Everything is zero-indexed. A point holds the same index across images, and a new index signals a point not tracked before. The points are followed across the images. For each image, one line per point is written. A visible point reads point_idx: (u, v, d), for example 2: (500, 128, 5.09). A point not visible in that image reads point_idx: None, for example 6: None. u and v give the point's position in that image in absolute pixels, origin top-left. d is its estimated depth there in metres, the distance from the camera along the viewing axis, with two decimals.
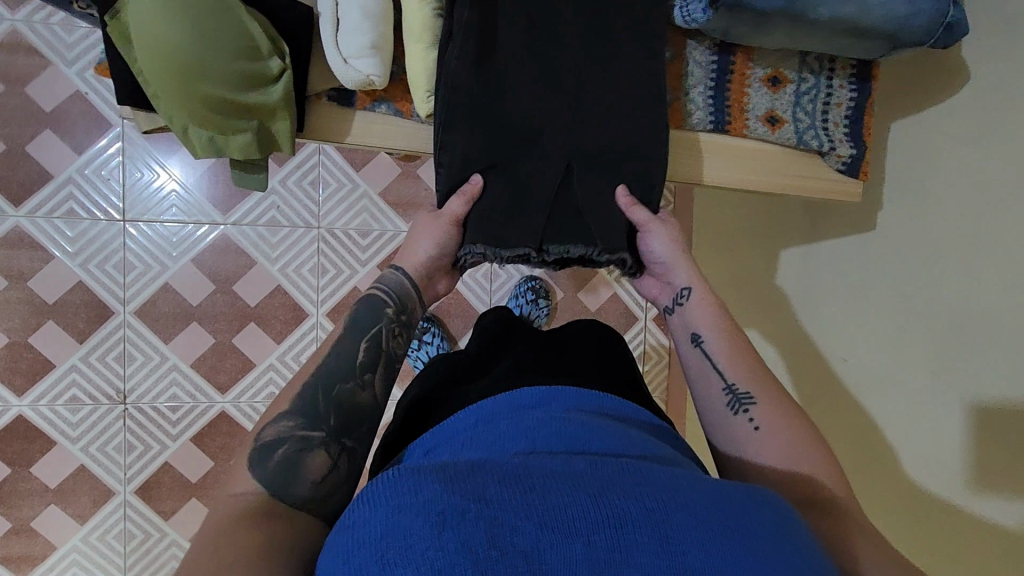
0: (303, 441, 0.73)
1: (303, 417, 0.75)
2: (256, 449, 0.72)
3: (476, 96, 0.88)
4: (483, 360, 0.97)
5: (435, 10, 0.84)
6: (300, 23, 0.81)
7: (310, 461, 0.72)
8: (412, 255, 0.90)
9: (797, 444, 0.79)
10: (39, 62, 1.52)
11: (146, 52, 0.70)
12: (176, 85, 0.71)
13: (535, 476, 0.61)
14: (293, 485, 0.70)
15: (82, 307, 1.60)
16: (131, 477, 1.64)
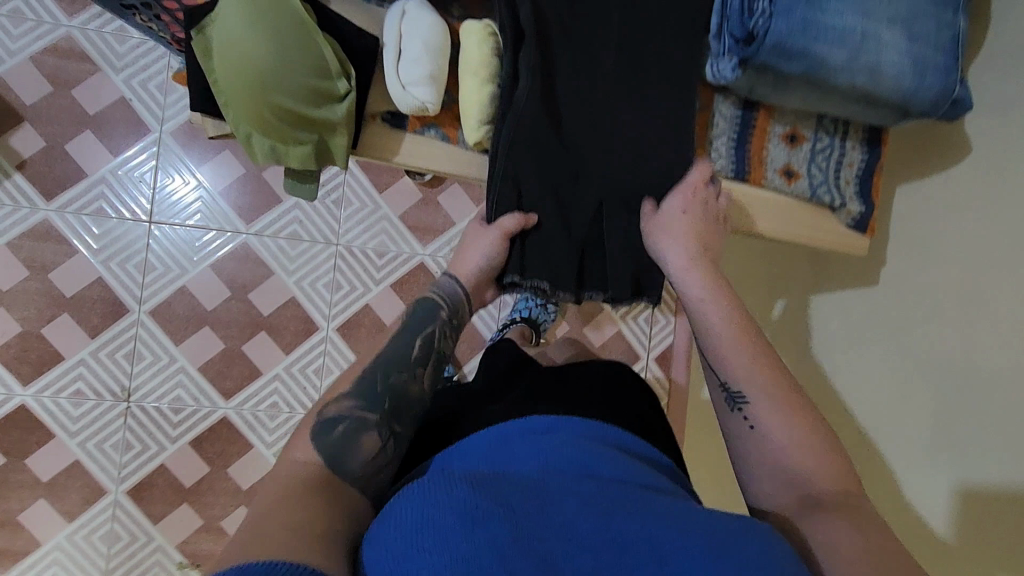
0: (360, 421, 0.78)
1: (362, 400, 0.80)
2: (319, 423, 0.77)
3: (531, 131, 0.93)
4: (501, 380, 1.01)
5: (493, 50, 0.92)
6: (369, 49, 0.87)
7: (365, 440, 0.77)
8: (465, 264, 0.96)
9: (795, 447, 0.80)
10: (89, 68, 1.60)
11: (227, 66, 0.75)
12: (250, 96, 0.77)
13: (550, 488, 0.65)
14: (347, 459, 0.75)
15: (98, 302, 1.63)
16: (124, 477, 1.63)
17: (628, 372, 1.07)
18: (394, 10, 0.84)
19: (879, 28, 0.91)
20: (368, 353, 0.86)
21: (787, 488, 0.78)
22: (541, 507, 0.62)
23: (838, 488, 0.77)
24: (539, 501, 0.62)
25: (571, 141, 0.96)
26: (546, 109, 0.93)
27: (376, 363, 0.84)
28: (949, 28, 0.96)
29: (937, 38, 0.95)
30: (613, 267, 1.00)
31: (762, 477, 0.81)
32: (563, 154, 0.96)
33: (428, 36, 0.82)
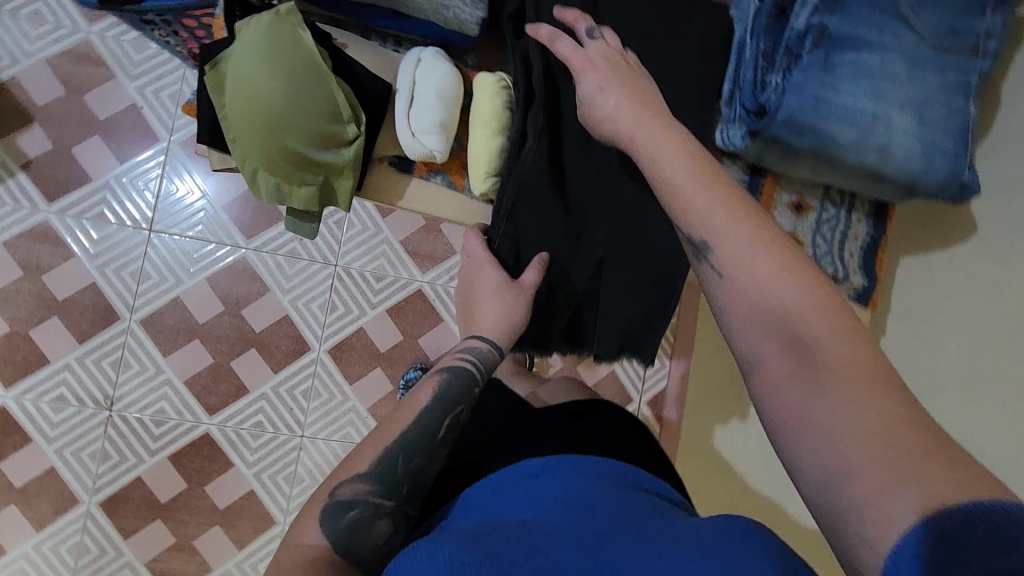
0: (374, 506, 0.76)
1: (377, 485, 0.78)
2: (332, 505, 0.76)
3: (532, 184, 0.93)
4: (507, 427, 0.99)
5: (506, 103, 0.94)
6: (380, 94, 0.91)
7: (379, 526, 0.76)
8: (494, 321, 0.91)
9: (766, 279, 0.72)
10: (104, 74, 1.60)
11: (243, 102, 0.85)
12: (262, 131, 0.85)
13: (539, 541, 0.64)
14: (360, 542, 0.74)
15: (89, 308, 1.61)
16: (99, 488, 1.59)
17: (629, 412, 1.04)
18: (410, 56, 0.90)
19: (890, 110, 0.93)
20: (389, 429, 0.83)
21: (769, 329, 0.71)
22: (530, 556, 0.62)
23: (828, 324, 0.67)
24: (526, 552, 0.62)
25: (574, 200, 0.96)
26: (550, 169, 0.94)
27: (400, 440, 0.82)
28: (960, 112, 0.98)
29: (946, 123, 0.97)
30: (609, 325, 0.99)
31: (745, 327, 0.73)
32: (565, 212, 0.95)
33: (441, 86, 0.88)
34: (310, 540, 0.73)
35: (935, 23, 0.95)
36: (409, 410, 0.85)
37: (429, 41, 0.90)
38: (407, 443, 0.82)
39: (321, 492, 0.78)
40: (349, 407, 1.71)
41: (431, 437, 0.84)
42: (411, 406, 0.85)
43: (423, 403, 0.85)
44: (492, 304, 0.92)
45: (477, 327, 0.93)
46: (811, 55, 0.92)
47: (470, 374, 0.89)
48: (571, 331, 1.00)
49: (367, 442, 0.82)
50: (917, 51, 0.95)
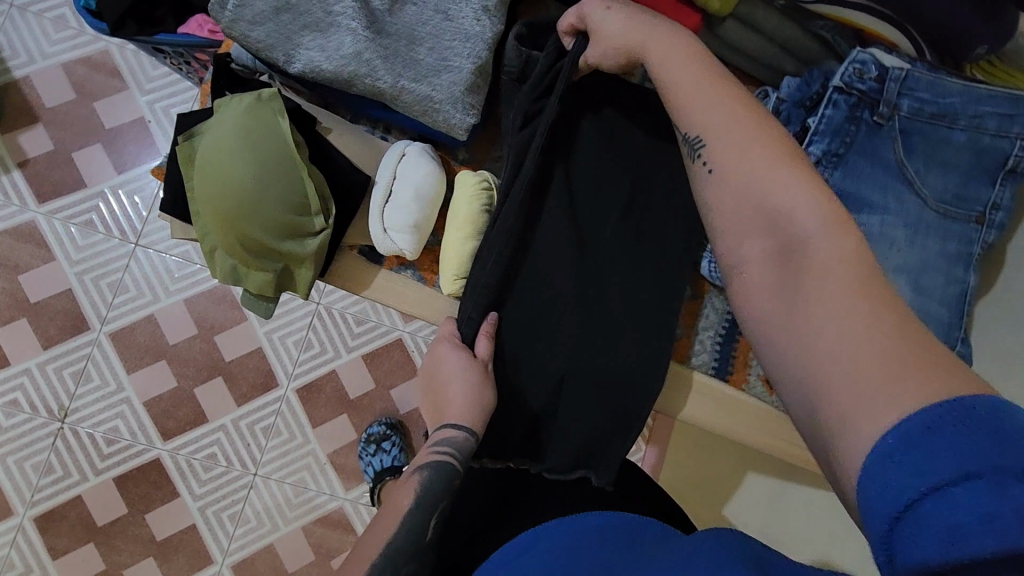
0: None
1: None
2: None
3: (497, 279, 0.78)
4: (490, 504, 0.81)
5: (484, 209, 0.81)
6: (359, 184, 0.76)
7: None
8: (461, 404, 0.74)
9: (775, 182, 0.56)
10: (117, 85, 1.57)
11: (203, 178, 0.70)
12: (217, 215, 0.71)
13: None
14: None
15: (59, 314, 1.54)
16: (36, 502, 1.52)
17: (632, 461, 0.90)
18: (394, 149, 0.76)
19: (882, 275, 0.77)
20: (370, 546, 0.66)
21: (759, 230, 0.57)
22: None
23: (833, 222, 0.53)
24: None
25: (538, 310, 0.82)
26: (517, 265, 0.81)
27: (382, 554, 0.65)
28: (958, 284, 0.79)
29: (943, 294, 0.79)
30: (568, 449, 0.83)
31: (732, 226, 0.60)
32: (523, 320, 0.81)
33: (422, 183, 0.73)
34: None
35: (947, 187, 0.78)
36: (391, 516, 0.68)
37: (416, 137, 0.79)
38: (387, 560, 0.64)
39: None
40: (309, 450, 1.57)
41: (420, 543, 0.67)
42: (396, 512, 0.68)
43: (406, 507, 0.69)
44: (467, 391, 0.74)
45: (446, 414, 0.74)
46: None
47: (457, 470, 0.72)
48: (524, 448, 0.83)
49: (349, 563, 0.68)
50: (921, 216, 0.78)
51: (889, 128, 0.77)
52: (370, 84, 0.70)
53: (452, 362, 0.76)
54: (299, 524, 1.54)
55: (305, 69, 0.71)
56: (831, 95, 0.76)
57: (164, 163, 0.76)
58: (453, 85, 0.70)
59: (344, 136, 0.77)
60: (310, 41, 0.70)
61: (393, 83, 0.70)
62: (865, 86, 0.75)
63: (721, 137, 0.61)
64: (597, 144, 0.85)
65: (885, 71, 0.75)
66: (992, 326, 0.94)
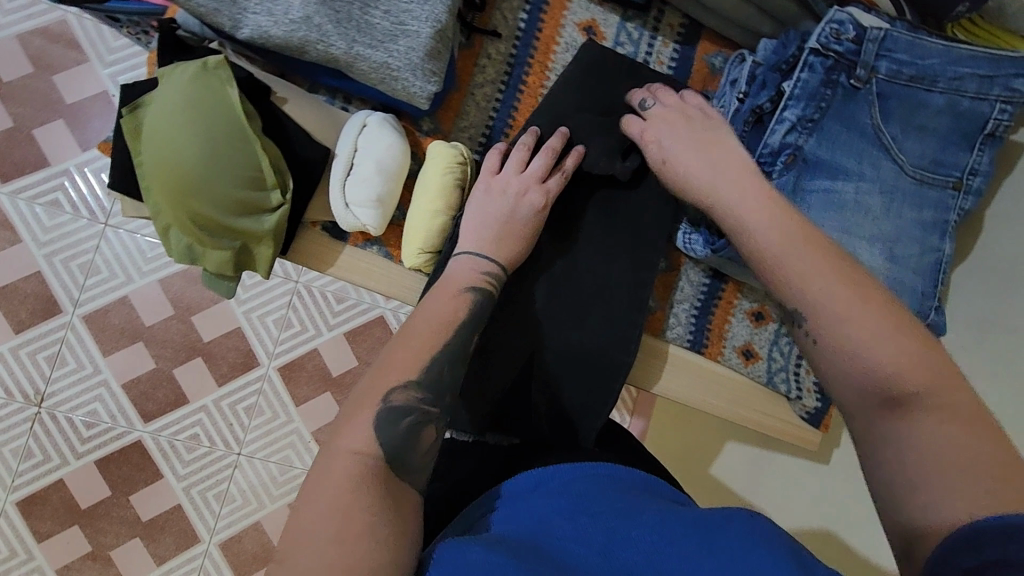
0: (425, 415, 0.61)
1: (426, 390, 0.62)
2: (386, 411, 0.59)
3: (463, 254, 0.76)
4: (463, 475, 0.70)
5: (456, 181, 0.74)
6: (317, 160, 0.72)
7: (430, 438, 0.61)
8: (493, 228, 0.72)
9: (878, 349, 0.58)
10: (75, 57, 1.47)
11: (150, 151, 0.66)
12: (167, 191, 0.66)
13: (545, 543, 0.51)
14: (414, 455, 0.59)
15: (30, 297, 1.49)
16: (18, 486, 1.49)
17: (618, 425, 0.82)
18: (355, 120, 0.72)
19: (857, 245, 0.74)
20: (424, 340, 0.65)
21: (871, 397, 0.58)
22: (496, 547, 0.49)
23: (932, 381, 0.55)
24: (515, 548, 0.50)
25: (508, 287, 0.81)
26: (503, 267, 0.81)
27: (439, 353, 0.64)
28: (934, 251, 0.77)
29: (918, 262, 0.76)
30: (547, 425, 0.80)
31: (849, 396, 0.59)
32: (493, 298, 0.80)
33: (384, 156, 0.70)
34: (357, 445, 0.57)
35: (923, 152, 0.76)
36: (427, 323, 0.66)
37: (377, 109, 0.75)
38: (435, 370, 0.63)
39: (368, 397, 0.60)
40: (293, 428, 1.55)
41: (461, 354, 0.66)
42: (450, 321, 0.66)
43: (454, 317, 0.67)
44: (501, 224, 0.72)
45: (470, 241, 0.72)
46: (780, 177, 0.76)
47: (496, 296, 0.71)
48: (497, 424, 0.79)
49: (395, 345, 0.64)
50: (897, 183, 0.76)
51: (866, 92, 0.75)
52: (322, 51, 0.66)
53: (508, 194, 0.73)
54: (283, 503, 1.53)
55: (252, 34, 0.66)
56: (807, 58, 0.74)
57: (112, 139, 0.71)
58: (411, 51, 0.68)
59: (300, 106, 0.73)
60: (255, 4, 0.66)
61: (347, 49, 0.66)
62: (841, 47, 0.73)
63: (818, 297, 0.63)
64: (570, 104, 0.81)
65: (862, 31, 0.73)
66: (973, 291, 0.93)
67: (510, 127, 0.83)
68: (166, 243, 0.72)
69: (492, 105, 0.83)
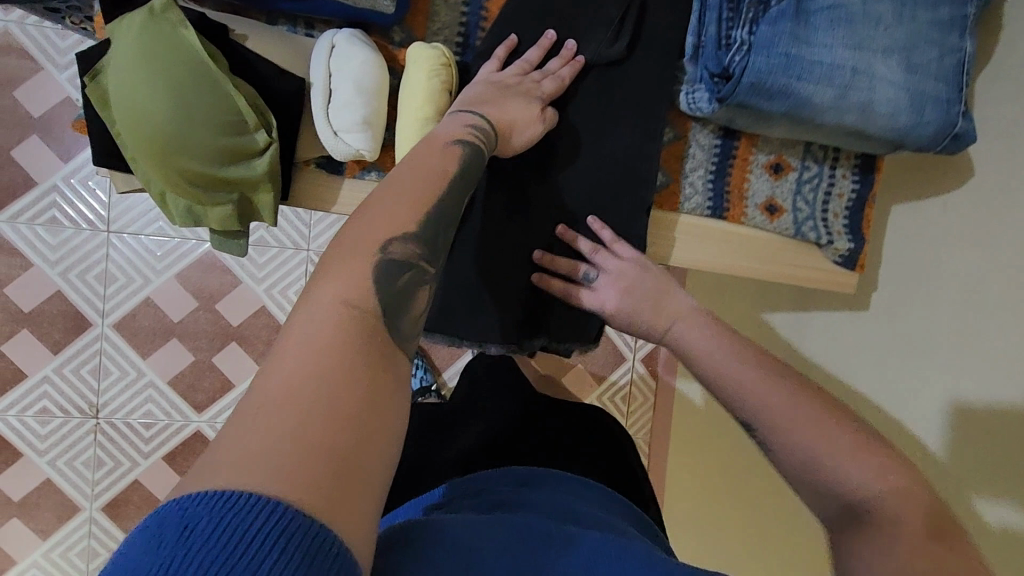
0: (421, 273, 0.51)
1: (425, 249, 0.52)
2: (385, 264, 0.48)
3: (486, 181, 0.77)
4: (455, 439, 0.79)
5: (445, 84, 0.70)
6: (292, 93, 0.69)
7: (424, 302, 0.51)
8: (496, 112, 0.67)
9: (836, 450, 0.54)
10: (30, 67, 1.42)
11: (122, 114, 0.63)
12: (150, 152, 0.63)
13: (528, 526, 0.49)
14: (406, 321, 0.48)
15: (58, 317, 1.50)
16: (98, 493, 1.54)
17: (599, 419, 0.86)
18: (322, 42, 0.68)
19: (873, 61, 0.69)
20: (420, 187, 0.54)
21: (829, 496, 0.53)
22: (459, 546, 0.44)
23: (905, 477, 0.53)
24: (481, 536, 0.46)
25: (498, 174, 0.77)
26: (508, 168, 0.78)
27: (435, 210, 0.54)
28: (954, 53, 0.72)
29: (938, 68, 0.71)
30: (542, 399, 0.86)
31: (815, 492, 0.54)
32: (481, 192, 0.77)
33: (361, 75, 0.67)
34: (348, 293, 0.45)
35: None
36: (421, 176, 0.55)
37: (342, 27, 0.71)
38: (433, 227, 0.53)
39: (360, 248, 0.48)
40: None
41: (453, 216, 0.55)
42: (441, 175, 0.57)
43: (452, 171, 0.58)
44: (497, 106, 0.68)
45: (463, 110, 0.65)
46: (781, 3, 0.69)
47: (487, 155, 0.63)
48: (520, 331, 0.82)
49: (381, 195, 0.52)
50: None
51: None
52: None
53: (511, 89, 0.70)
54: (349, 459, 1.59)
55: None
56: None
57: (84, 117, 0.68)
58: None
59: (262, 40, 0.68)
60: None
61: None
62: None
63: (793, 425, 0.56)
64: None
65: None
66: (996, 99, 0.89)
67: (485, 20, 0.77)
68: (166, 210, 0.71)
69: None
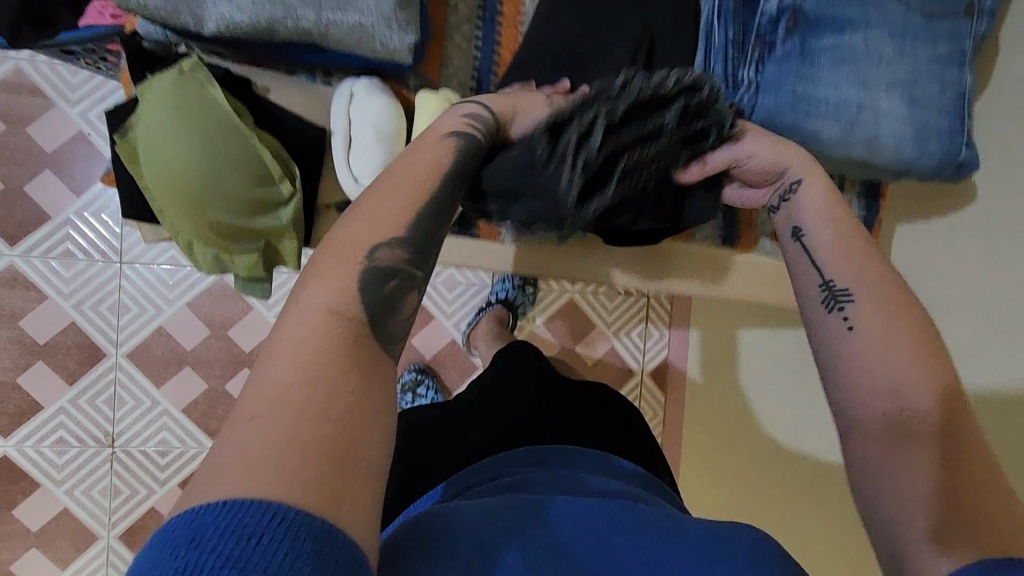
0: (408, 276, 0.53)
1: (410, 249, 0.54)
2: (371, 269, 0.50)
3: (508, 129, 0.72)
4: (466, 428, 0.79)
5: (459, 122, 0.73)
6: (314, 139, 0.72)
7: (413, 303, 0.53)
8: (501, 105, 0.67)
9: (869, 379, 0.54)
10: (43, 104, 1.44)
11: (152, 170, 0.66)
12: (180, 205, 0.66)
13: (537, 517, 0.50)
14: (394, 324, 0.50)
15: (73, 348, 1.51)
16: (115, 522, 1.53)
17: (611, 401, 0.87)
18: (341, 91, 0.70)
19: (877, 96, 0.71)
20: (410, 185, 0.56)
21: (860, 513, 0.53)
22: (456, 545, 0.44)
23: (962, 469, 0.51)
24: (449, 543, 0.44)
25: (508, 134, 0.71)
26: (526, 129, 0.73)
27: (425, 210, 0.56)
28: (955, 86, 0.74)
29: (940, 102, 0.73)
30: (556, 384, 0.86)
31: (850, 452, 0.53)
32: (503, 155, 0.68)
33: (378, 120, 0.68)
34: (338, 305, 0.47)
35: None
36: (413, 177, 0.57)
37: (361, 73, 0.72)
38: (418, 229, 0.55)
39: (346, 253, 0.50)
40: None
41: (444, 209, 0.58)
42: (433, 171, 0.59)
43: (444, 164, 0.59)
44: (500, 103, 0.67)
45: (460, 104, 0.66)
46: (786, 45, 0.72)
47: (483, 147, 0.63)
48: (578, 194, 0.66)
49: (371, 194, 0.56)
50: (907, 23, 0.72)
51: None
52: (292, 27, 0.63)
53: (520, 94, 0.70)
54: None
55: (218, 27, 0.63)
56: None
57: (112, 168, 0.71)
58: (380, 3, 0.64)
59: (283, 90, 0.71)
60: None
61: (317, 19, 0.63)
62: None
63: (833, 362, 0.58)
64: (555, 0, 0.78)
65: None
66: (991, 123, 0.94)
67: (497, 65, 0.80)
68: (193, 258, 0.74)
69: (473, 45, 0.79)
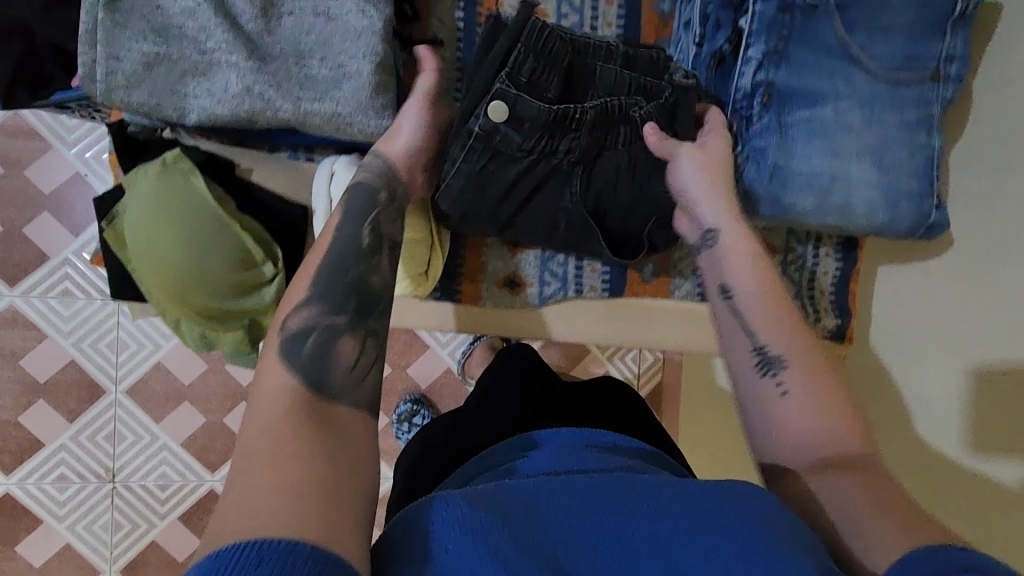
0: (333, 331, 0.56)
1: (330, 303, 0.58)
2: (286, 340, 0.54)
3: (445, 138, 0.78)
4: (474, 425, 0.78)
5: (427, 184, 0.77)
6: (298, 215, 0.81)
7: (348, 349, 0.56)
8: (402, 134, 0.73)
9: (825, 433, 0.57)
10: (39, 145, 1.44)
11: (147, 264, 0.76)
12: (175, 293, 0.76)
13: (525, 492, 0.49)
14: (336, 377, 0.54)
15: (73, 386, 1.51)
16: (117, 556, 1.55)
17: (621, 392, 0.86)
18: (322, 170, 0.75)
19: (848, 166, 0.77)
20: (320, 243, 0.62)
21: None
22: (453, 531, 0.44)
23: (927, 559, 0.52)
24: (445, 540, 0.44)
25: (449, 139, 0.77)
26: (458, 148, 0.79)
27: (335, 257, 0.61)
28: (925, 150, 0.78)
29: (910, 167, 0.78)
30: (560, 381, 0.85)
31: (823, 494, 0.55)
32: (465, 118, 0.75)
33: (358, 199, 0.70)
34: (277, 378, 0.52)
35: (894, 53, 0.76)
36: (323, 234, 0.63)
37: (339, 152, 0.77)
38: (327, 283, 0.59)
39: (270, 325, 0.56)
40: None
41: (360, 254, 0.62)
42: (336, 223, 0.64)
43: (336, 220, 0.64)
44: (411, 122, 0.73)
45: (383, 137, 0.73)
46: (762, 119, 0.77)
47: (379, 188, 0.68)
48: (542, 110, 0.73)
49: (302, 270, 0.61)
50: (874, 93, 0.77)
51: (827, 8, 0.74)
52: (272, 116, 0.71)
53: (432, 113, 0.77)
54: None
55: (200, 118, 0.70)
56: None
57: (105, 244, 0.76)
58: (356, 93, 0.71)
59: (268, 171, 0.80)
60: (197, 88, 0.70)
61: (293, 112, 0.70)
62: None
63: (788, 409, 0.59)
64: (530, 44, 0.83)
65: None
66: None
67: None
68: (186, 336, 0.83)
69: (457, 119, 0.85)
